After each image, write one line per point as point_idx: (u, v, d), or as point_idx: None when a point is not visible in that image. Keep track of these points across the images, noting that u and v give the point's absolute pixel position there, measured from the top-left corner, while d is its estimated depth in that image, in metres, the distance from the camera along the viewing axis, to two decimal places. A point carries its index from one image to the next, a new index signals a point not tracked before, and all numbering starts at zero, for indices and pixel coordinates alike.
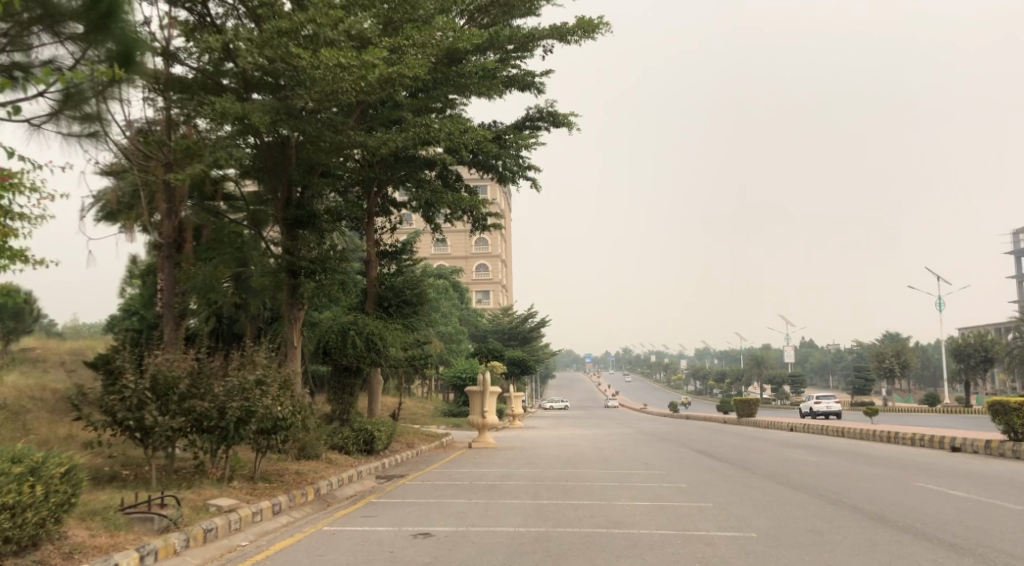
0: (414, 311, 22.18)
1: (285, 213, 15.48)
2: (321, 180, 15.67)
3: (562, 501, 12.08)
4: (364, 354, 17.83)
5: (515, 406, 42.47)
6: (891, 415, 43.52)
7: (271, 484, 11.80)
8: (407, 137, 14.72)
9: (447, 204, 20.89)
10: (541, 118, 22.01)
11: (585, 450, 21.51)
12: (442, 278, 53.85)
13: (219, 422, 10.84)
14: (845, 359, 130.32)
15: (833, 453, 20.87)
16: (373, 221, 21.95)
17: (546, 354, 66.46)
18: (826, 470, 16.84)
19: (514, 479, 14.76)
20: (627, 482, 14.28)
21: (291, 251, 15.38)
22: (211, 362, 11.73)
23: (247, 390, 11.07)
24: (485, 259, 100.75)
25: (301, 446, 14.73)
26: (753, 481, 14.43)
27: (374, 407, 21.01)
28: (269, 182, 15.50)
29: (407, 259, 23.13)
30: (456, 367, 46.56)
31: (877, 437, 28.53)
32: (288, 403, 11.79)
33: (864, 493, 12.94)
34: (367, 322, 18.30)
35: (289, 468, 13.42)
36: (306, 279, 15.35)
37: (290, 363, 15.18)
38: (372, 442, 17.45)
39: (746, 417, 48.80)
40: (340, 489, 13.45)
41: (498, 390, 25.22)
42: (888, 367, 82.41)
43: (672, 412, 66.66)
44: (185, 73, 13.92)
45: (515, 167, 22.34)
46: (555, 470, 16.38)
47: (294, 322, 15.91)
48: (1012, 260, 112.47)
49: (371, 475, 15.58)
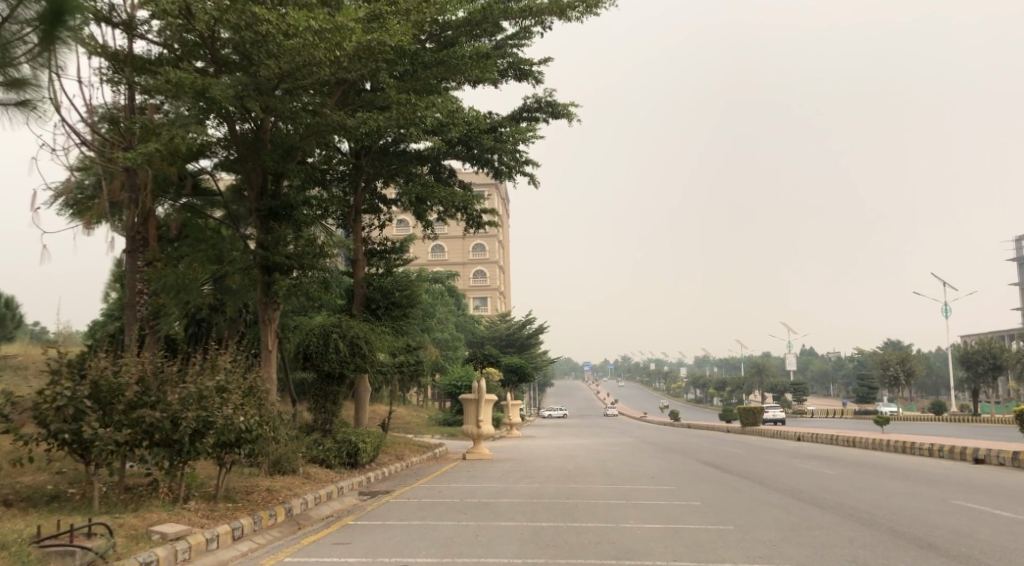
0: (404, 313, 20.93)
1: (258, 204, 14.19)
2: (299, 168, 14.39)
3: (563, 524, 10.76)
4: (347, 360, 16.48)
5: (513, 414, 41.15)
6: (900, 425, 42.16)
7: (235, 505, 10.45)
8: (392, 118, 13.48)
9: (438, 198, 19.66)
10: (540, 108, 20.70)
11: (586, 463, 20.18)
12: (439, 282, 52.58)
13: (173, 435, 9.51)
14: (847, 367, 128.92)
15: (850, 465, 19.58)
16: (360, 218, 20.69)
17: (544, 361, 65.10)
18: (848, 484, 15.53)
19: (509, 497, 13.42)
20: (634, 500, 12.96)
21: (265, 246, 14.07)
22: (169, 367, 10.42)
23: (205, 398, 9.75)
24: (483, 265, 99.44)
25: (275, 460, 13.41)
26: (774, 498, 13.12)
27: (361, 417, 19.67)
28: (243, 170, 14.25)
29: (397, 258, 21.85)
30: (451, 373, 45.23)
31: (891, 448, 27.14)
32: (254, 413, 10.45)
33: (898, 514, 11.65)
34: (351, 325, 17.05)
35: (259, 485, 12.05)
36: (281, 276, 14.06)
37: (264, 368, 13.84)
38: (356, 455, 16.11)
39: (749, 426, 47.42)
40: (315, 509, 12.08)
41: (493, 398, 23.89)
42: (892, 375, 81.00)
43: (673, 420, 65.22)
44: (148, 50, 12.79)
45: (512, 162, 21.03)
46: (555, 485, 15.09)
47: (270, 324, 14.52)
48: (1015, 267, 111.19)
49: (353, 492, 14.22)
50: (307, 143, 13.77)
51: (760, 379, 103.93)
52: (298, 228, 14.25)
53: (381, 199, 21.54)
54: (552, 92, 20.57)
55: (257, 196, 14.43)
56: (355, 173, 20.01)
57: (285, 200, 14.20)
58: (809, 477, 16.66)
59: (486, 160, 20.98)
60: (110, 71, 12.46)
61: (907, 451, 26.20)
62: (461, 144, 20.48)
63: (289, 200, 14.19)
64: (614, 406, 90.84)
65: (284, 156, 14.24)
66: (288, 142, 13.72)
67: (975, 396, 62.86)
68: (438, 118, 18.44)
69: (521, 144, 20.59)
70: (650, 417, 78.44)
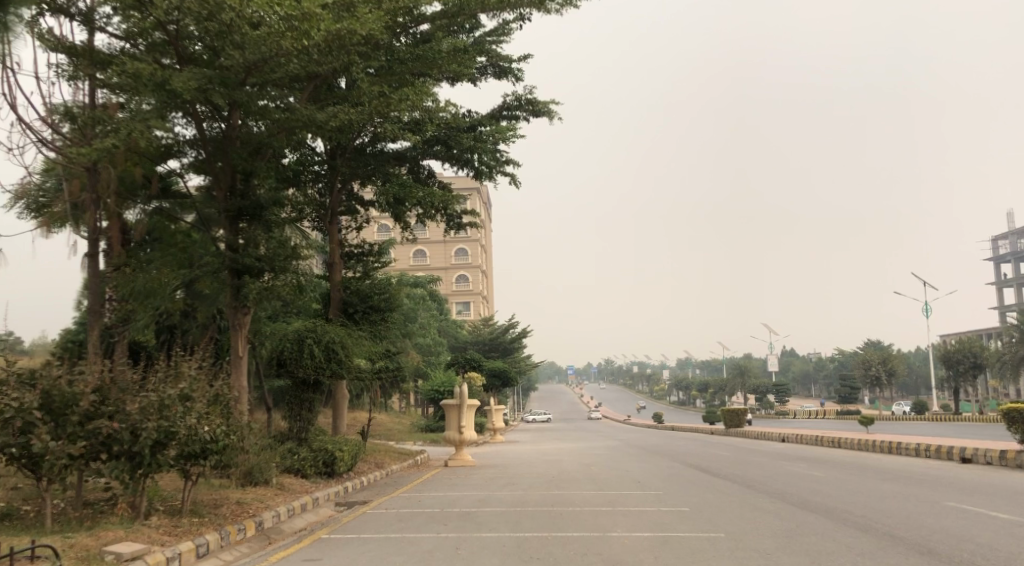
0: (382, 317, 20.38)
1: (227, 204, 13.62)
2: (270, 166, 13.83)
3: (548, 535, 10.27)
4: (324, 366, 15.92)
5: (496, 419, 40.60)
6: (884, 426, 42.01)
7: (202, 519, 9.89)
8: (365, 113, 12.97)
9: (416, 199, 19.15)
10: (520, 106, 20.26)
11: (570, 468, 19.71)
12: (420, 287, 52.01)
13: (131, 447, 8.93)
14: (829, 367, 129.42)
15: (838, 467, 19.24)
16: (337, 220, 20.13)
17: (527, 365, 64.60)
18: (838, 486, 15.17)
19: (491, 506, 12.92)
20: (620, 507, 12.50)
21: (235, 248, 13.51)
22: (130, 374, 9.83)
23: (167, 407, 9.16)
24: (465, 270, 98.83)
25: (246, 471, 12.84)
26: (765, 503, 12.71)
27: (339, 424, 19.09)
28: (209, 168, 13.70)
29: (374, 261, 21.30)
30: (433, 379, 44.64)
31: (878, 448, 26.84)
32: (221, 423, 9.90)
33: (893, 518, 11.27)
34: (326, 331, 16.49)
35: (228, 498, 11.47)
36: (251, 278, 13.46)
37: (234, 375, 13.25)
38: (333, 464, 15.58)
39: (733, 428, 47.14)
40: (288, 522, 11.50)
41: (475, 403, 23.37)
42: (874, 375, 81.14)
43: (657, 423, 64.87)
44: (107, 43, 12.22)
45: (492, 162, 20.56)
46: (538, 492, 14.60)
47: (240, 330, 13.88)
48: (993, 267, 111.92)
49: (329, 503, 13.67)
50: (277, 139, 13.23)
51: (743, 380, 104.03)
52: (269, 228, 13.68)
53: (358, 200, 21.01)
54: (532, 90, 20.15)
55: (225, 195, 13.86)
56: (331, 174, 19.46)
57: (255, 200, 13.63)
58: (798, 480, 16.27)
59: (465, 161, 20.49)
60: (68, 66, 11.89)
61: (894, 451, 25.92)
62: (439, 143, 20.00)
63: (259, 199, 13.63)
64: (597, 409, 90.56)
65: (254, 153, 13.70)
66: (257, 137, 13.18)
67: (957, 395, 62.97)
68: (415, 115, 17.95)
69: (501, 143, 20.13)
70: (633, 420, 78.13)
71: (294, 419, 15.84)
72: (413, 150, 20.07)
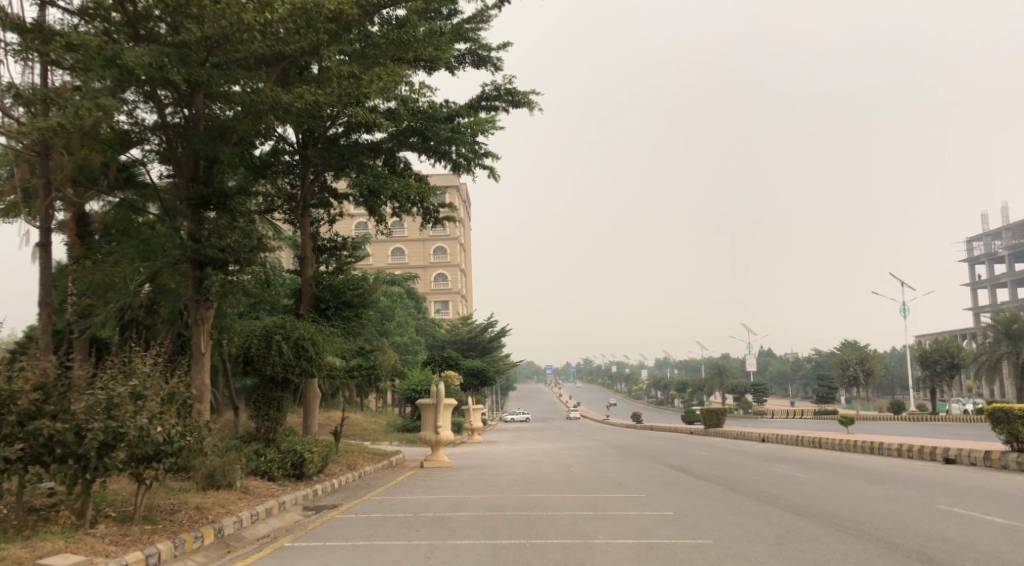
0: (355, 314, 19.70)
1: (187, 191, 12.91)
2: (233, 152, 13.16)
3: (526, 541, 9.71)
4: (293, 363, 15.22)
5: (474, 420, 40.03)
6: (863, 426, 41.82)
7: (155, 526, 9.22)
8: (335, 95, 12.35)
9: (391, 191, 18.54)
10: (498, 96, 19.67)
11: (549, 469, 19.15)
12: (398, 285, 51.29)
13: (75, 449, 8.28)
14: (806, 368, 129.91)
15: (823, 468, 18.80)
16: (309, 212, 19.44)
17: (506, 364, 64.00)
18: (824, 488, 14.72)
19: (467, 510, 12.31)
20: (602, 511, 11.95)
21: (197, 238, 12.82)
22: (78, 371, 9.19)
23: (116, 406, 8.52)
24: (443, 268, 98.06)
25: (207, 474, 12.18)
26: (751, 506, 12.21)
27: (310, 424, 18.39)
28: (171, 152, 13.02)
29: (348, 255, 20.64)
30: (410, 379, 43.93)
31: (860, 449, 26.49)
32: (177, 423, 9.25)
33: (885, 523, 10.80)
34: (295, 327, 15.81)
35: (187, 503, 10.80)
36: (214, 270, 12.73)
37: (196, 373, 12.55)
38: (302, 466, 14.93)
39: (713, 428, 46.87)
40: (250, 528, 10.85)
41: (452, 402, 22.72)
42: (851, 375, 81.35)
43: (636, 423, 64.57)
44: (60, 19, 11.51)
45: (470, 154, 19.93)
46: (515, 495, 14.03)
47: (202, 325, 13.14)
48: (968, 268, 112.90)
49: (296, 507, 13.03)
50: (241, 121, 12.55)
51: (721, 380, 104.06)
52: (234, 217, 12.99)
53: (331, 192, 20.32)
54: (511, 80, 19.56)
55: (188, 182, 13.16)
56: (302, 164, 18.79)
57: (219, 187, 12.91)
58: (783, 482, 15.80)
59: (442, 153, 19.83)
60: (16, 43, 11.19)
61: (876, 452, 25.57)
62: (416, 135, 19.35)
63: (223, 185, 12.91)
64: (576, 409, 90.14)
65: (218, 137, 13.01)
66: (219, 119, 12.49)
67: (933, 396, 63.14)
68: (389, 105, 17.55)
69: (480, 135, 19.53)
70: (611, 420, 77.75)
71: (262, 419, 15.17)
72: (388, 142, 19.41)
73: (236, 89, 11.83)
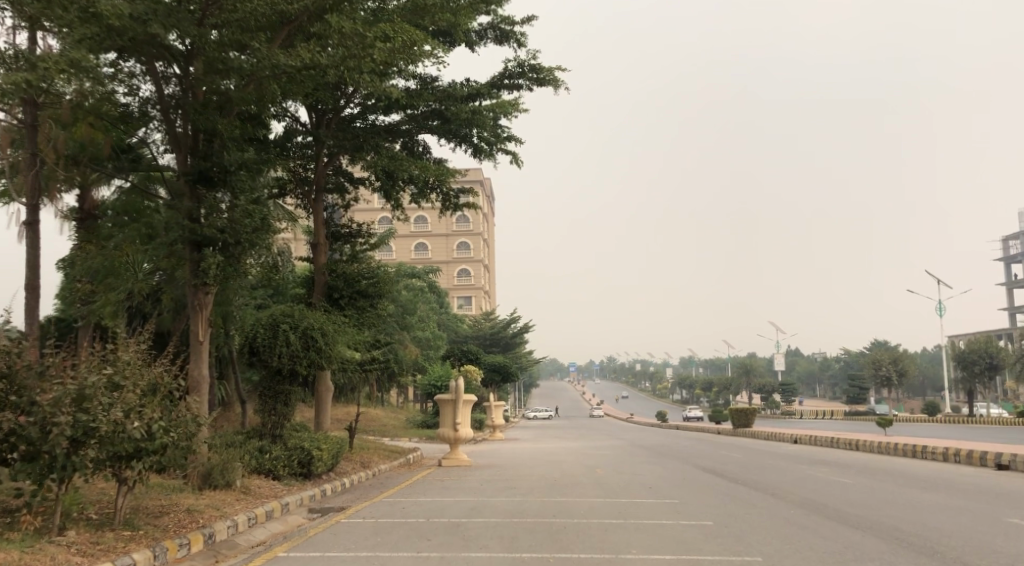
0: (370, 304, 18.71)
1: (185, 167, 12.00)
2: (233, 123, 12.21)
3: (548, 554, 8.68)
4: (301, 354, 14.24)
5: (496, 416, 39.05)
6: (900, 429, 40.12)
7: (135, 533, 8.28)
8: (342, 60, 11.35)
9: (408, 171, 17.60)
10: (522, 74, 18.60)
11: (574, 470, 18.04)
12: (420, 279, 50.43)
13: (40, 446, 7.35)
14: (835, 368, 127.50)
15: (867, 473, 17.52)
16: (322, 196, 18.51)
17: (530, 361, 62.91)
18: (875, 496, 13.48)
19: (485, 516, 11.28)
20: (634, 519, 10.87)
21: (195, 218, 11.87)
22: (50, 357, 8.29)
23: (87, 397, 7.56)
24: (467, 264, 97.18)
25: (203, 473, 11.30)
26: (798, 516, 11.11)
27: (322, 420, 17.43)
28: (168, 124, 12.20)
29: (363, 242, 19.62)
30: (430, 374, 43.10)
31: (902, 451, 25.04)
32: (159, 416, 8.30)
33: (957, 541, 9.58)
34: (305, 316, 14.83)
35: (179, 505, 9.89)
36: (213, 251, 11.77)
37: (193, 362, 11.64)
38: (310, 464, 13.97)
39: (742, 428, 45.40)
40: (247, 533, 9.90)
41: (471, 399, 21.64)
42: (884, 376, 79.16)
43: (661, 421, 63.27)
44: None
45: (493, 137, 18.88)
46: (538, 499, 12.95)
47: (201, 312, 12.18)
48: (1004, 267, 109.81)
49: (301, 509, 12.08)
50: (238, 86, 11.63)
51: (748, 379, 102.12)
52: (235, 194, 12.02)
53: (346, 176, 19.39)
54: (536, 56, 18.46)
55: (188, 157, 12.30)
56: (316, 146, 17.90)
57: (220, 160, 11.97)
58: (828, 489, 14.61)
59: (463, 136, 18.72)
60: None
61: (920, 455, 24.12)
62: (436, 116, 18.34)
63: (224, 159, 11.95)
64: (599, 408, 88.84)
65: (218, 108, 12.13)
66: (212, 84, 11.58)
67: (971, 398, 61.01)
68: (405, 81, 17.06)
69: (503, 116, 18.49)
70: (636, 418, 76.41)
71: (268, 413, 14.20)
72: (405, 123, 18.41)
73: (237, 54, 10.96)
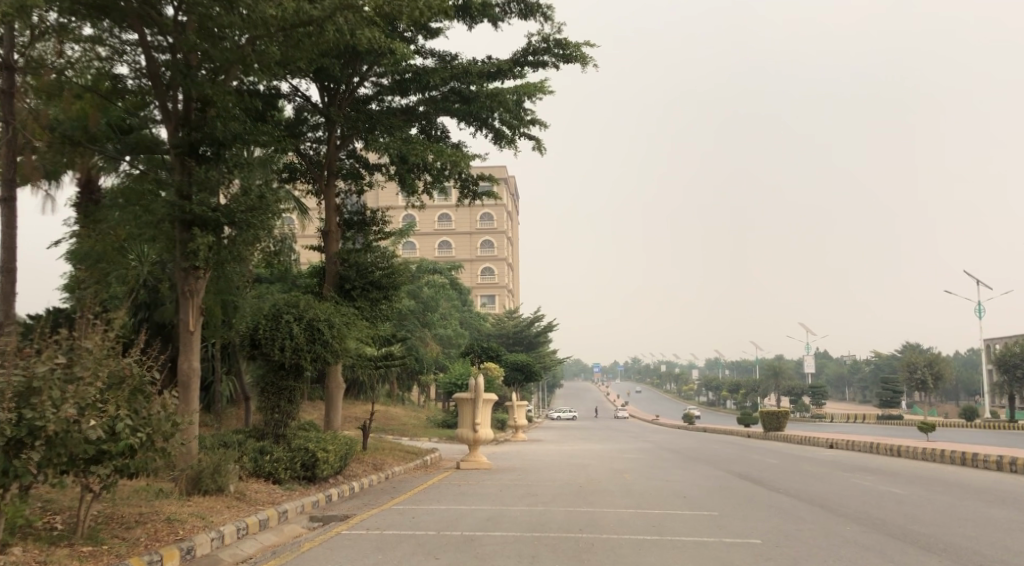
0: (384, 296, 17.58)
1: (173, 137, 10.97)
2: (227, 91, 11.18)
3: None
4: (304, 347, 13.11)
5: (518, 417, 37.86)
6: (942, 435, 38.19)
7: (96, 548, 7.18)
8: (343, 19, 10.27)
9: (421, 156, 16.22)
10: (548, 50, 17.42)
11: (600, 475, 16.80)
12: (443, 276, 49.42)
13: None
14: (865, 371, 124.78)
15: (920, 483, 16.08)
16: (333, 181, 17.43)
17: (554, 360, 61.64)
18: (938, 511, 12.14)
19: (502, 529, 10.08)
20: (670, 536, 9.62)
21: (185, 195, 10.83)
22: (6, 345, 7.25)
23: (32, 391, 6.51)
24: (490, 262, 96.15)
25: (193, 476, 10.23)
26: (859, 537, 9.82)
27: (330, 419, 16.31)
28: (156, 93, 11.20)
29: (377, 231, 18.49)
30: (451, 372, 41.99)
31: (950, 459, 23.43)
32: (125, 413, 7.22)
33: None
34: (310, 306, 13.75)
35: (159, 513, 8.79)
36: (203, 232, 10.71)
37: (181, 353, 10.57)
38: (314, 467, 12.84)
39: (774, 432, 43.71)
40: (232, 546, 8.75)
41: (492, 397, 20.44)
42: (919, 380, 76.72)
43: (688, 423, 61.69)
44: None
45: (515, 121, 17.64)
46: (561, 509, 11.73)
47: (192, 299, 11.07)
48: None
49: (301, 517, 10.95)
50: (226, 44, 10.57)
51: (776, 381, 99.91)
52: (227, 168, 10.99)
53: (360, 161, 18.34)
54: (562, 30, 17.25)
55: (179, 129, 11.34)
56: (327, 126, 16.92)
57: (210, 130, 10.93)
58: (882, 501, 13.25)
59: (484, 120, 17.53)
60: None
61: (970, 464, 22.52)
62: (456, 97, 17.22)
63: (216, 129, 10.92)
64: (623, 410, 87.21)
65: (209, 74, 11.13)
66: (199, 46, 10.53)
67: (1013, 403, 58.60)
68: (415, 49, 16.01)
69: (526, 98, 17.24)
70: (661, 420, 74.72)
71: (270, 411, 13.12)
72: (422, 105, 17.36)
73: (227, 9, 9.94)
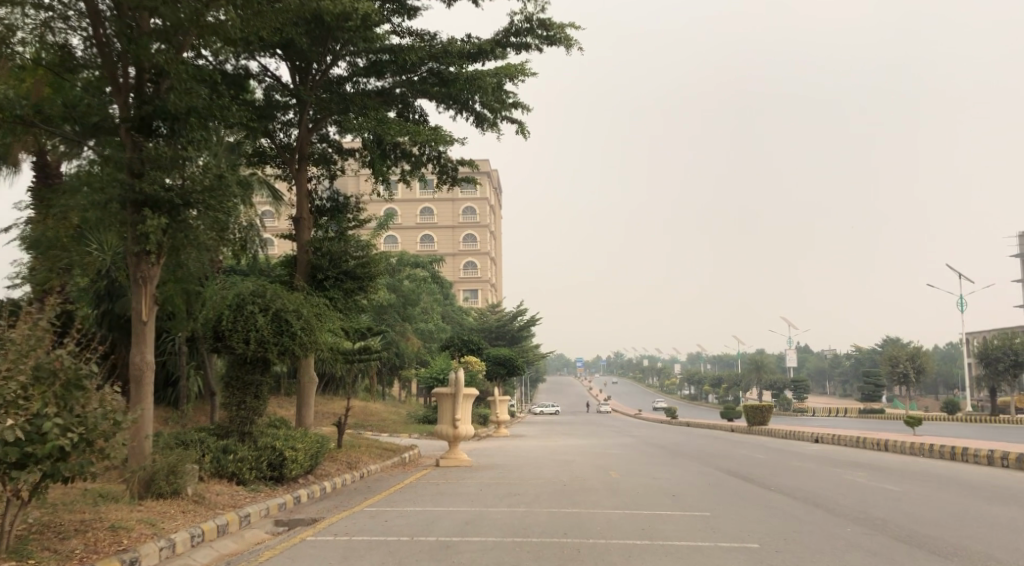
0: (359, 287, 16.74)
1: (124, 112, 10.15)
2: (182, 63, 10.36)
3: None
4: (271, 340, 12.30)
5: (501, 412, 37.11)
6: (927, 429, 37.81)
7: None
8: None
9: (398, 133, 15.40)
10: (530, 30, 16.65)
11: (585, 473, 16.12)
12: (424, 269, 48.54)
13: None
14: (847, 365, 124.96)
15: (915, 480, 15.53)
16: (305, 166, 16.62)
17: (536, 355, 60.91)
18: (939, 510, 11.56)
19: (481, 534, 9.35)
20: (661, 540, 8.93)
21: (137, 173, 10.02)
22: None
23: None
24: (473, 256, 95.28)
25: (145, 479, 9.43)
26: (862, 540, 9.19)
27: (302, 415, 15.49)
28: (106, 65, 10.36)
29: (352, 219, 17.71)
30: (432, 367, 41.12)
31: (939, 453, 22.94)
32: (54, 411, 6.44)
33: None
34: (278, 296, 12.94)
35: (103, 521, 7.98)
36: (156, 213, 9.91)
37: (133, 345, 9.77)
38: (282, 467, 12.06)
39: (757, 426, 43.24)
40: (183, 557, 7.95)
41: (472, 391, 19.68)
42: (901, 373, 76.59)
43: (672, 418, 61.13)
44: None
45: (496, 104, 16.85)
46: (544, 511, 11.02)
47: (147, 288, 10.24)
48: None
49: (265, 521, 10.18)
50: (180, 6, 9.73)
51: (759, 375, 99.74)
52: (181, 144, 10.22)
53: (334, 146, 17.53)
54: (545, 10, 16.50)
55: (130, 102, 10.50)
56: (298, 108, 16.09)
57: (163, 103, 10.12)
58: (878, 498, 12.67)
59: (464, 102, 16.78)
60: None
61: (960, 458, 22.05)
62: (434, 78, 16.48)
63: (169, 102, 10.10)
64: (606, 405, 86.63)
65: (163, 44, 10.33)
66: (151, 7, 9.73)
67: (995, 396, 58.44)
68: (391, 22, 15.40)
69: (507, 81, 16.46)
70: (644, 414, 74.04)
71: (235, 407, 12.30)
72: (398, 87, 16.59)
73: None
